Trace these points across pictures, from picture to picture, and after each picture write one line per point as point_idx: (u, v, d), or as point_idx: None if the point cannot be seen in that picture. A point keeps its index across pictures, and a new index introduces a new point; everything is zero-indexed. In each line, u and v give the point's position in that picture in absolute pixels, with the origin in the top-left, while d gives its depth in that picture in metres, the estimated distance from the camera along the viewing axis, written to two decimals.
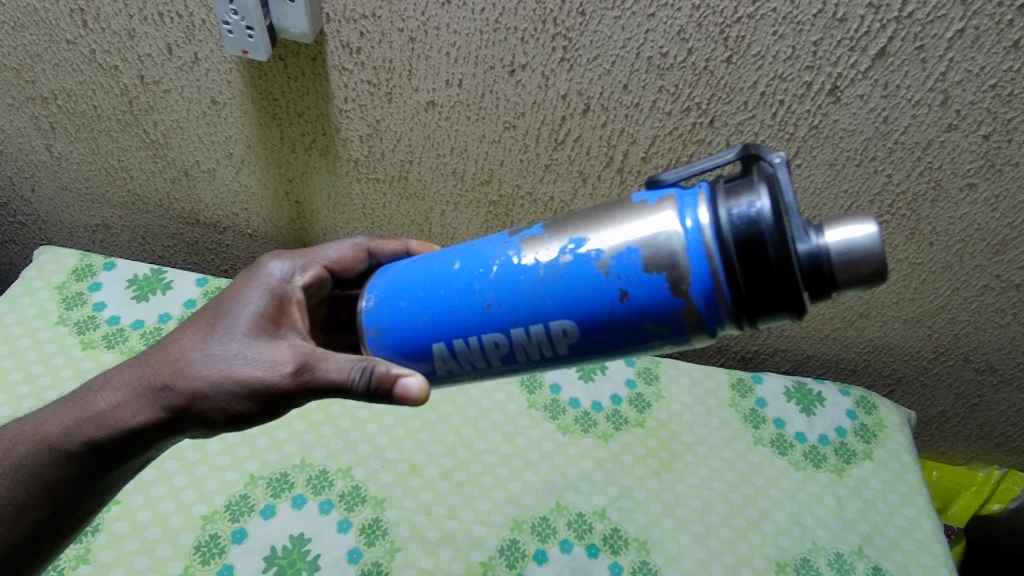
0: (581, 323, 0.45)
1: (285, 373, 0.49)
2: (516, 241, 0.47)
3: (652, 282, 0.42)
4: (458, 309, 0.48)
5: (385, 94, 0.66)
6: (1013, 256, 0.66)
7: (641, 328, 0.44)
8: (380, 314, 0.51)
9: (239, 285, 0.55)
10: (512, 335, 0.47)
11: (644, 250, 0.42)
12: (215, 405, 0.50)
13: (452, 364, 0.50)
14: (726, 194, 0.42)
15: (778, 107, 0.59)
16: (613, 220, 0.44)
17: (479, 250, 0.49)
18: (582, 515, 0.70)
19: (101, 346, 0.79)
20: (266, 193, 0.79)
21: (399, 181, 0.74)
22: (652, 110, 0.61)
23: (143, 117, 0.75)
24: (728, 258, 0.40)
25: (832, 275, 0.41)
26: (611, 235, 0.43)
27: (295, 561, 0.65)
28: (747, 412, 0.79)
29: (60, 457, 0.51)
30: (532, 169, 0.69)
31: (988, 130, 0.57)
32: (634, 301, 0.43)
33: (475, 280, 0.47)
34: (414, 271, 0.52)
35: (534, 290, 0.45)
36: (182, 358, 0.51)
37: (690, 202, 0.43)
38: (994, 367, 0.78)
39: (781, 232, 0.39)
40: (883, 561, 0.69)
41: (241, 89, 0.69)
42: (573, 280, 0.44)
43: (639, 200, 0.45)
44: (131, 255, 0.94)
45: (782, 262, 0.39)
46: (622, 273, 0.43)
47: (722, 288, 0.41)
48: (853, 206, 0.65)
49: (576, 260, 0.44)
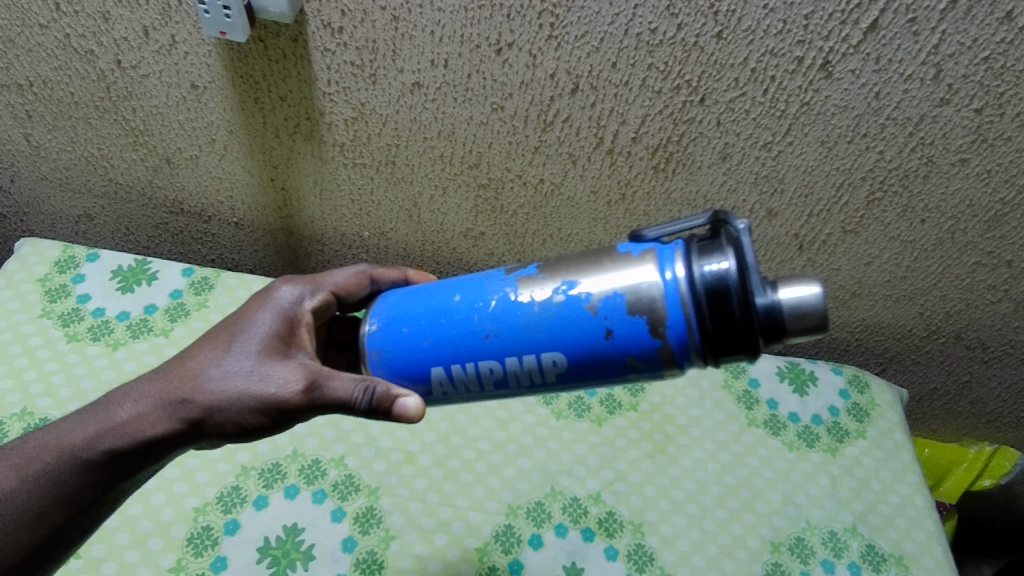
0: (570, 355, 0.46)
1: (295, 386, 0.49)
2: (511, 278, 0.48)
3: (635, 324, 0.44)
4: (458, 338, 0.48)
5: (369, 76, 0.64)
6: (1004, 232, 0.66)
7: (623, 363, 0.46)
8: (382, 337, 0.51)
9: (249, 307, 0.54)
10: (508, 364, 0.47)
11: (628, 296, 0.44)
12: (224, 417, 0.50)
13: (446, 389, 0.51)
14: (701, 251, 0.44)
15: (769, 83, 0.58)
16: (602, 265, 0.46)
17: (476, 286, 0.49)
18: (577, 499, 0.69)
19: (86, 338, 0.77)
20: (251, 179, 0.78)
21: (386, 166, 0.73)
22: (642, 89, 0.60)
23: (122, 103, 0.73)
24: (698, 309, 0.43)
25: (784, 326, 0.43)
26: (602, 280, 0.45)
27: (288, 552, 0.64)
28: (740, 394, 0.79)
29: (78, 464, 0.49)
30: (521, 151, 0.68)
31: (980, 104, 0.56)
32: (619, 339, 0.45)
33: (473, 312, 0.48)
34: (414, 299, 0.52)
35: (530, 325, 0.46)
36: (193, 370, 0.51)
37: (669, 255, 0.45)
38: (985, 344, 0.78)
39: (743, 289, 0.42)
40: (876, 539, 0.69)
41: (221, 73, 0.67)
42: (564, 318, 0.46)
43: (624, 251, 0.46)
44: (115, 246, 0.93)
45: (746, 316, 0.42)
46: (610, 314, 0.44)
47: (692, 335, 0.43)
48: (844, 184, 0.65)
49: (569, 299, 0.46)
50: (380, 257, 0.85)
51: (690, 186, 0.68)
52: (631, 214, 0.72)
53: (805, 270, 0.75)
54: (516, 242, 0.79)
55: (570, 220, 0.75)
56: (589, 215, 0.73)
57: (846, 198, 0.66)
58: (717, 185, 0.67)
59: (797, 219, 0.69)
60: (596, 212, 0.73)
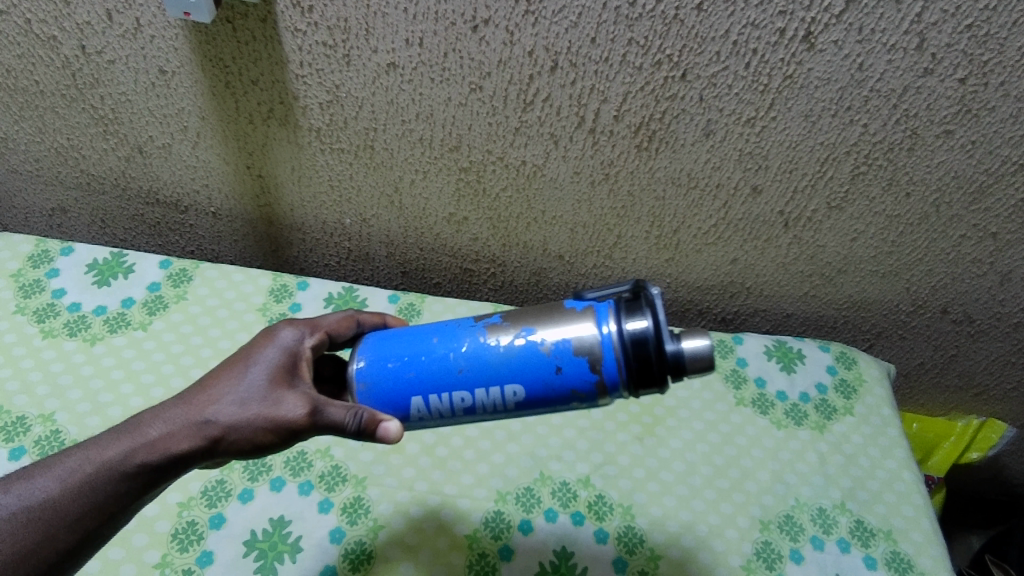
0: (530, 388, 0.50)
1: (302, 406, 0.48)
2: (481, 324, 0.52)
3: (582, 363, 0.48)
4: (438, 373, 0.50)
5: (343, 56, 0.62)
6: (989, 204, 0.66)
7: (569, 395, 0.50)
8: (370, 369, 0.52)
9: (249, 345, 0.52)
10: (476, 395, 0.50)
11: (574, 341, 0.48)
12: (237, 435, 0.48)
13: (422, 419, 0.52)
14: (626, 308, 0.49)
15: (751, 56, 0.57)
16: (553, 317, 0.50)
17: (444, 329, 0.52)
18: (566, 484, 0.69)
19: (62, 334, 0.75)
20: (227, 167, 0.76)
21: (365, 151, 0.71)
22: (623, 65, 0.59)
23: (90, 91, 0.71)
24: (625, 359, 0.48)
25: (683, 365, 0.48)
26: (554, 329, 0.49)
27: (276, 544, 0.63)
28: (728, 373, 0.78)
29: (117, 475, 0.45)
30: (502, 133, 0.67)
31: (964, 73, 0.56)
32: (569, 375, 0.49)
33: (445, 350, 0.51)
34: (396, 337, 0.53)
35: (502, 362, 0.50)
36: (207, 394, 0.48)
37: (602, 311, 0.49)
38: (971, 318, 0.79)
39: (652, 335, 0.47)
40: (865, 515, 0.69)
41: (189, 57, 0.65)
42: (530, 357, 0.49)
43: (570, 306, 0.51)
44: (91, 239, 0.91)
45: (664, 364, 0.48)
46: (560, 354, 0.49)
47: (621, 381, 0.49)
48: (829, 158, 0.64)
49: (529, 341, 0.49)
50: (363, 244, 0.84)
51: (674, 164, 0.67)
52: (615, 194, 0.72)
53: (790, 248, 0.74)
54: (500, 227, 0.78)
55: (554, 202, 0.74)
56: (573, 196, 0.73)
57: (831, 173, 0.65)
58: (700, 163, 0.67)
59: (782, 196, 0.69)
60: (579, 193, 0.72)
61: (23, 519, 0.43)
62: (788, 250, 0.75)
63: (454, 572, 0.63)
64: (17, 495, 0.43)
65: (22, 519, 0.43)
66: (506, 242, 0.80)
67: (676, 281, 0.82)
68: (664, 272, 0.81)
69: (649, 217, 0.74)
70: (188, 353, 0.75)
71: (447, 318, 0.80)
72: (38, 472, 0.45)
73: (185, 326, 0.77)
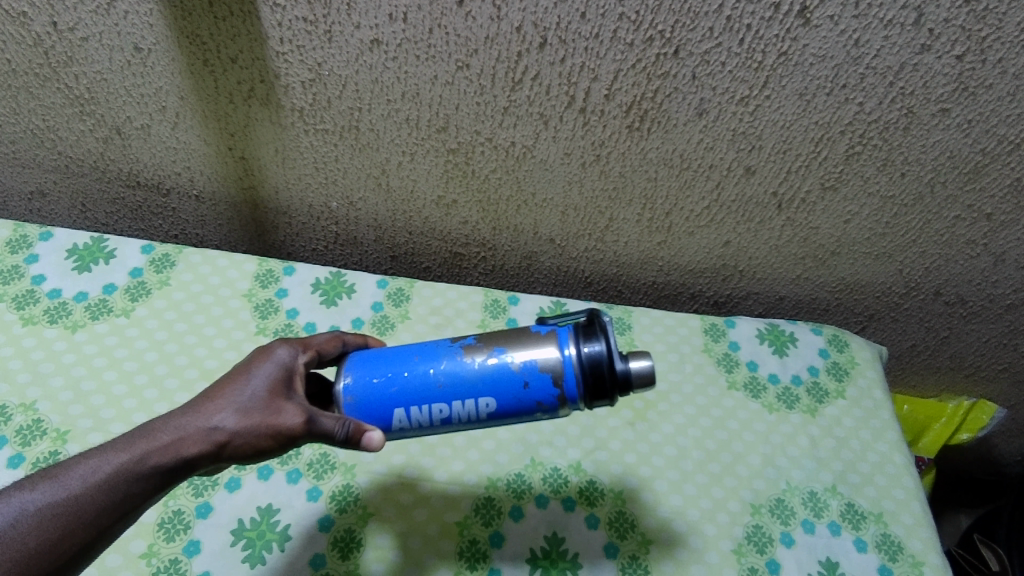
0: (502, 401, 0.51)
1: (300, 414, 0.47)
2: (456, 345, 0.53)
3: (549, 378, 0.50)
4: (421, 387, 0.51)
5: (324, 33, 0.60)
6: (984, 184, 0.65)
7: (534, 407, 0.51)
8: (356, 383, 0.51)
9: (242, 364, 0.50)
10: (453, 408, 0.51)
11: (541, 362, 0.50)
12: (243, 441, 0.46)
13: (403, 430, 0.52)
14: (583, 332, 0.51)
15: (745, 32, 0.55)
16: (524, 339, 0.51)
17: (421, 348, 0.53)
18: (557, 470, 0.68)
19: (43, 321, 0.74)
20: (208, 149, 0.74)
21: (350, 132, 0.70)
22: (613, 41, 0.57)
23: (63, 70, 0.68)
24: (583, 375, 0.50)
25: (629, 380, 0.50)
26: (522, 351, 0.50)
27: (263, 533, 0.62)
28: (720, 357, 0.78)
29: (136, 476, 0.43)
30: (491, 113, 0.65)
31: (962, 50, 0.54)
32: (535, 389, 0.50)
33: (425, 367, 0.52)
34: (381, 355, 0.53)
35: (479, 377, 0.51)
36: (210, 404, 0.46)
37: (564, 335, 0.51)
38: (964, 299, 0.79)
39: (605, 354, 0.50)
40: (855, 498, 0.69)
41: (165, 33, 0.63)
42: (503, 372, 0.50)
43: (535, 331, 0.52)
44: (72, 223, 0.89)
45: (616, 380, 0.50)
46: (528, 370, 0.50)
47: (579, 394, 0.50)
48: (824, 138, 0.63)
49: (500, 360, 0.51)
50: (351, 228, 0.83)
51: (666, 145, 0.66)
52: (606, 175, 0.70)
53: (784, 230, 0.73)
54: (489, 210, 0.77)
55: (545, 184, 0.72)
56: (564, 178, 0.71)
57: (826, 153, 0.64)
58: (693, 143, 0.65)
59: (776, 176, 0.67)
60: (570, 175, 0.71)
61: (49, 513, 0.40)
62: (782, 233, 0.74)
63: (445, 558, 0.63)
64: (44, 490, 0.41)
65: (47, 514, 0.40)
66: (497, 226, 0.79)
67: (668, 264, 0.81)
68: (656, 256, 0.80)
69: (641, 199, 0.73)
70: (173, 341, 0.73)
71: (437, 303, 0.79)
72: (61, 471, 0.42)
73: (168, 313, 0.75)
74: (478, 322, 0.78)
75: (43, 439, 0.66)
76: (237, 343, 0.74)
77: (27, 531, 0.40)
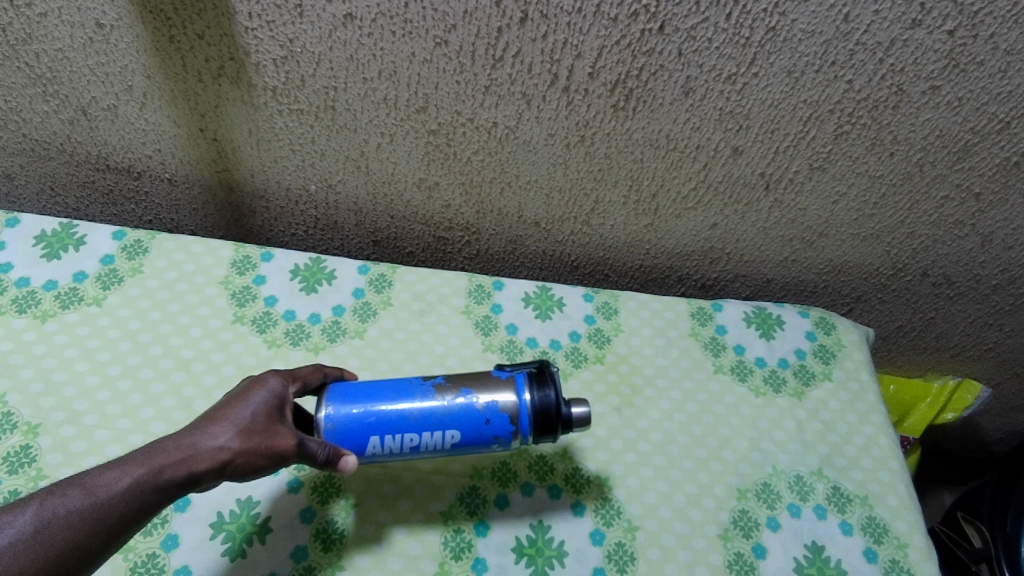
0: (466, 435, 0.55)
1: (293, 436, 0.50)
2: (427, 385, 0.56)
3: (510, 417, 0.55)
4: (395, 421, 0.54)
5: (295, 7, 0.58)
6: (973, 163, 0.64)
7: (492, 442, 0.55)
8: (338, 412, 0.53)
9: (238, 391, 0.52)
10: (423, 437, 0.54)
11: (501, 404, 0.54)
12: (244, 459, 0.48)
13: (375, 455, 0.55)
14: (537, 379, 0.56)
15: (731, 7, 0.53)
16: (490, 385, 0.56)
17: (396, 384, 0.56)
18: (543, 457, 0.67)
19: (11, 311, 0.70)
20: (179, 130, 0.72)
21: (326, 112, 0.67)
22: (597, 16, 0.55)
23: (23, 48, 0.65)
24: (533, 418, 0.55)
25: (570, 421, 0.56)
26: (486, 395, 0.55)
27: (244, 526, 0.61)
28: (706, 341, 0.77)
29: (157, 486, 0.45)
30: (471, 92, 0.63)
31: (954, 25, 0.53)
32: (496, 425, 0.55)
33: (400, 401, 0.55)
34: (359, 387, 0.55)
35: (448, 414, 0.54)
36: (215, 426, 0.49)
37: (520, 381, 0.55)
38: (951, 280, 0.78)
39: (552, 401, 0.55)
40: (841, 481, 0.68)
41: (127, 9, 0.60)
42: (469, 412, 0.54)
43: (497, 375, 0.57)
44: (41, 209, 0.86)
45: (561, 421, 0.55)
46: (490, 410, 0.54)
47: (527, 434, 0.55)
48: (812, 117, 0.62)
49: (467, 400, 0.55)
50: (331, 212, 0.80)
51: (652, 125, 0.64)
52: (591, 157, 0.69)
53: (771, 211, 0.72)
54: (473, 192, 0.75)
55: (528, 166, 0.71)
56: (549, 159, 0.70)
57: (814, 132, 0.63)
58: (680, 123, 0.64)
59: (764, 157, 0.66)
60: (554, 156, 0.69)
61: (80, 518, 0.41)
62: (769, 214, 0.73)
63: (429, 548, 0.61)
64: (74, 495, 0.41)
65: (75, 518, 0.41)
66: (480, 209, 0.77)
67: (655, 247, 0.80)
68: (642, 239, 0.79)
69: (627, 180, 0.71)
70: (147, 330, 0.71)
71: (420, 289, 0.77)
72: (86, 478, 0.43)
73: (142, 301, 0.73)
74: (463, 308, 0.76)
75: (13, 433, 0.63)
76: (213, 332, 0.72)
77: (54, 536, 0.40)
